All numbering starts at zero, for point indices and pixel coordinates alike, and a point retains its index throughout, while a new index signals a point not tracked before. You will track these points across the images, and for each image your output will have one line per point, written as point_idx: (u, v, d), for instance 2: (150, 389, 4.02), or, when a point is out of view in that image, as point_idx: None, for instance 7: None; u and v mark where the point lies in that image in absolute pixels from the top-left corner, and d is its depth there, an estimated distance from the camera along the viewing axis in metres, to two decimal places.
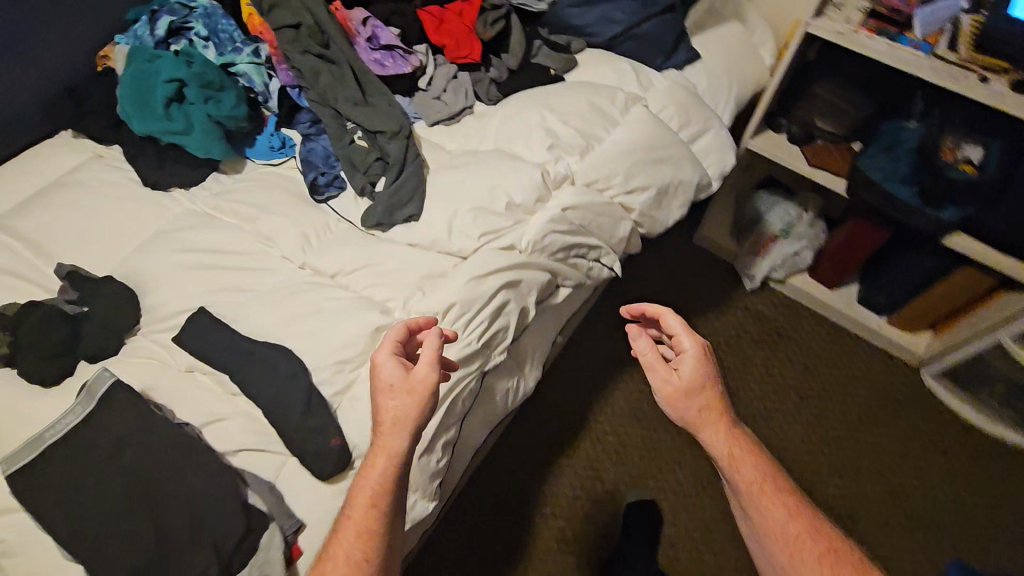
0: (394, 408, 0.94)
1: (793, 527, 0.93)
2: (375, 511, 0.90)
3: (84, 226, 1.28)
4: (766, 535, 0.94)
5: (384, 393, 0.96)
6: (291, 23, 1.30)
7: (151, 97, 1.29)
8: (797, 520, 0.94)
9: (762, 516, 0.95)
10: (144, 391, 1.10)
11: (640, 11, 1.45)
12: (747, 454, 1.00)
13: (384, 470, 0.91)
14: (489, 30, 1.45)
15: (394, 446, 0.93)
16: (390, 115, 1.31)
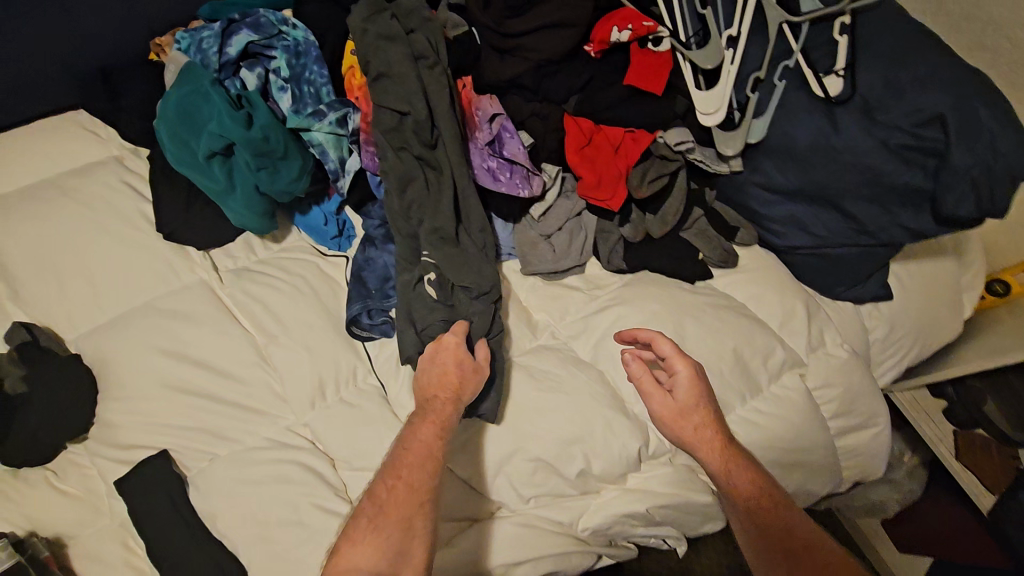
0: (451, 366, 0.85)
1: (804, 548, 0.75)
2: (422, 468, 0.77)
3: (69, 267, 1.01)
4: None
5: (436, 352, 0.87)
6: (400, 111, 0.95)
7: (195, 139, 0.96)
8: (815, 546, 0.75)
9: (767, 541, 0.77)
10: (62, 542, 0.86)
11: (847, 236, 1.07)
12: (751, 482, 0.82)
13: (426, 430, 0.80)
14: (645, 187, 1.07)
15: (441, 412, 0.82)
16: (479, 274, 0.97)
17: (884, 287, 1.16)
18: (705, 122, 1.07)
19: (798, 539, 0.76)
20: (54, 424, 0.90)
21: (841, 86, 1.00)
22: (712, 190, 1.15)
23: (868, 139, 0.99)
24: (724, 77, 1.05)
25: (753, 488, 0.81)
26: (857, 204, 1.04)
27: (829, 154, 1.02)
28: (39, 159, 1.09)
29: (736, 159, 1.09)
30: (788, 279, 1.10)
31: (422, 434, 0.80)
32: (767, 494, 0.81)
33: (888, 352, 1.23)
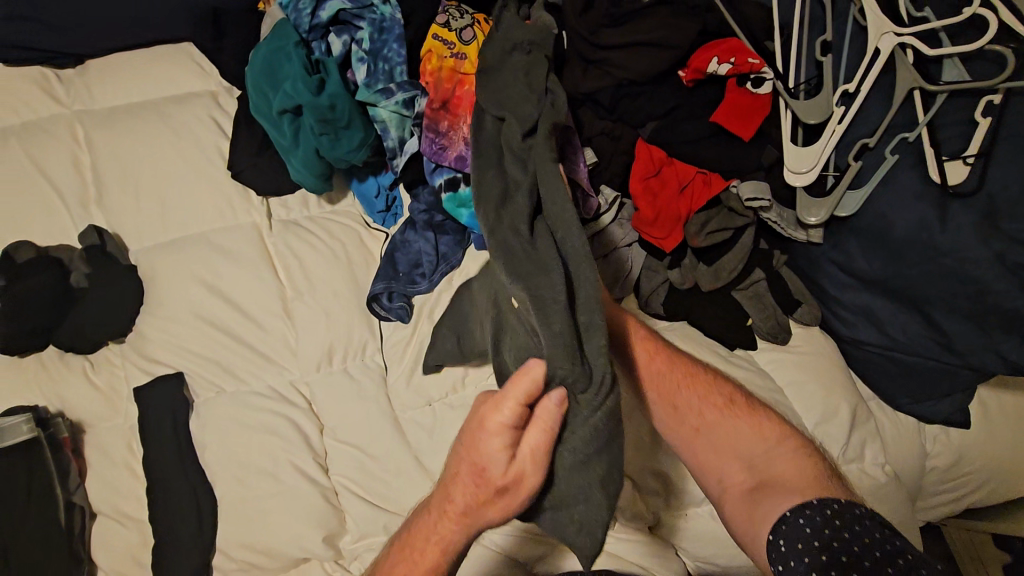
0: (490, 452, 0.66)
1: (708, 401, 0.81)
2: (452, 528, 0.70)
3: (148, 186, 1.10)
4: (700, 447, 0.79)
5: (479, 429, 0.66)
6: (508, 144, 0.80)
7: (273, 92, 1.01)
8: (718, 398, 0.82)
9: (672, 407, 0.81)
10: (80, 428, 0.96)
11: (925, 347, 0.93)
12: (645, 354, 0.84)
13: (459, 503, 0.69)
14: (702, 236, 0.99)
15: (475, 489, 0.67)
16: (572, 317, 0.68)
17: (960, 413, 1.00)
18: (790, 180, 0.96)
19: (700, 394, 0.82)
20: (100, 324, 1.00)
21: (966, 175, 0.86)
22: (782, 254, 1.03)
23: (980, 248, 0.84)
24: (825, 137, 0.93)
25: (656, 364, 0.84)
26: (948, 317, 0.89)
27: (927, 252, 0.88)
28: (148, 81, 1.19)
29: (817, 229, 0.97)
30: (842, 375, 0.97)
31: (447, 528, 0.70)
32: (663, 358, 0.85)
33: (947, 485, 1.06)
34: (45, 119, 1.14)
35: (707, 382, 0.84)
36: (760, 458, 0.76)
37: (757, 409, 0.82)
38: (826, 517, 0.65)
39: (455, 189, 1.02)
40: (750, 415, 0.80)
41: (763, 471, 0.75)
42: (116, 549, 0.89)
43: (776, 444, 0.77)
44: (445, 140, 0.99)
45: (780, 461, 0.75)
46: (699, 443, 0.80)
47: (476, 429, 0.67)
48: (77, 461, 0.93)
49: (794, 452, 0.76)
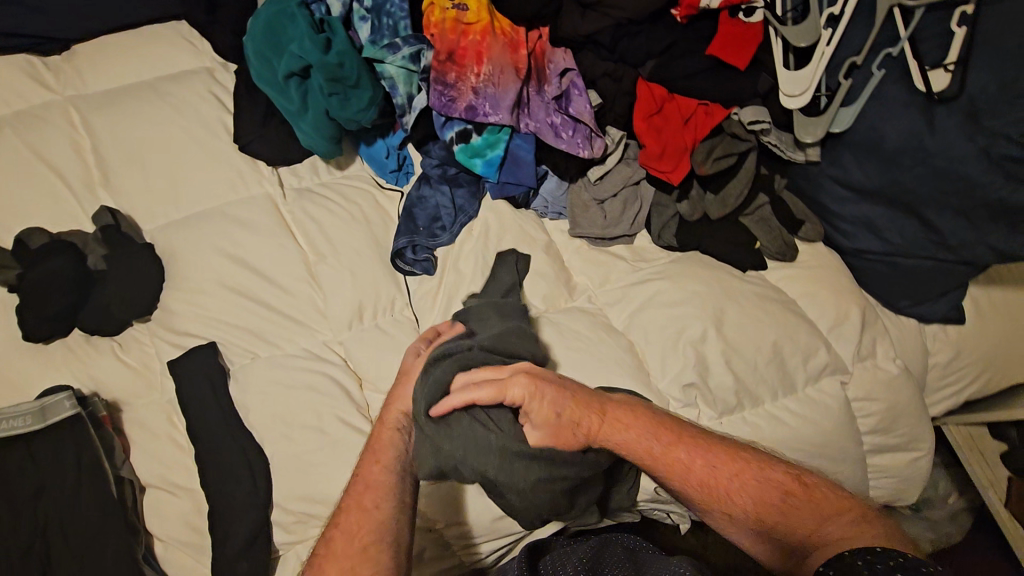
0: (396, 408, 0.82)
1: (722, 466, 0.73)
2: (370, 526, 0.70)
3: (155, 164, 1.10)
4: (726, 516, 0.72)
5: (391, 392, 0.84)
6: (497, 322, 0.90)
7: (278, 59, 1.03)
8: (730, 460, 0.74)
9: (682, 474, 0.73)
10: (117, 405, 0.96)
11: (921, 246, 1.00)
12: (625, 429, 0.76)
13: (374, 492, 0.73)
14: (708, 164, 1.04)
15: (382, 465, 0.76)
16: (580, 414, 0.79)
17: (956, 308, 1.08)
18: (789, 105, 1.01)
19: (708, 477, 0.73)
20: (124, 300, 0.99)
21: (947, 82, 0.90)
22: (781, 179, 1.09)
23: (966, 144, 0.90)
24: (815, 59, 0.97)
25: (658, 454, 0.74)
26: (940, 214, 0.96)
27: (918, 155, 0.94)
28: (139, 62, 1.17)
29: (814, 147, 1.03)
30: (848, 282, 1.04)
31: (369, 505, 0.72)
32: (657, 425, 0.76)
33: (947, 382, 1.14)
34: (37, 107, 1.12)
35: (711, 439, 0.76)
36: (798, 528, 0.69)
37: (775, 460, 0.75)
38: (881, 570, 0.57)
39: (467, 139, 1.05)
40: (767, 471, 0.73)
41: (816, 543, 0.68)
42: (171, 517, 0.90)
43: (805, 503, 0.70)
44: (454, 91, 1.02)
45: (828, 524, 0.68)
46: (757, 542, 0.71)
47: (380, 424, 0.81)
48: (118, 437, 0.93)
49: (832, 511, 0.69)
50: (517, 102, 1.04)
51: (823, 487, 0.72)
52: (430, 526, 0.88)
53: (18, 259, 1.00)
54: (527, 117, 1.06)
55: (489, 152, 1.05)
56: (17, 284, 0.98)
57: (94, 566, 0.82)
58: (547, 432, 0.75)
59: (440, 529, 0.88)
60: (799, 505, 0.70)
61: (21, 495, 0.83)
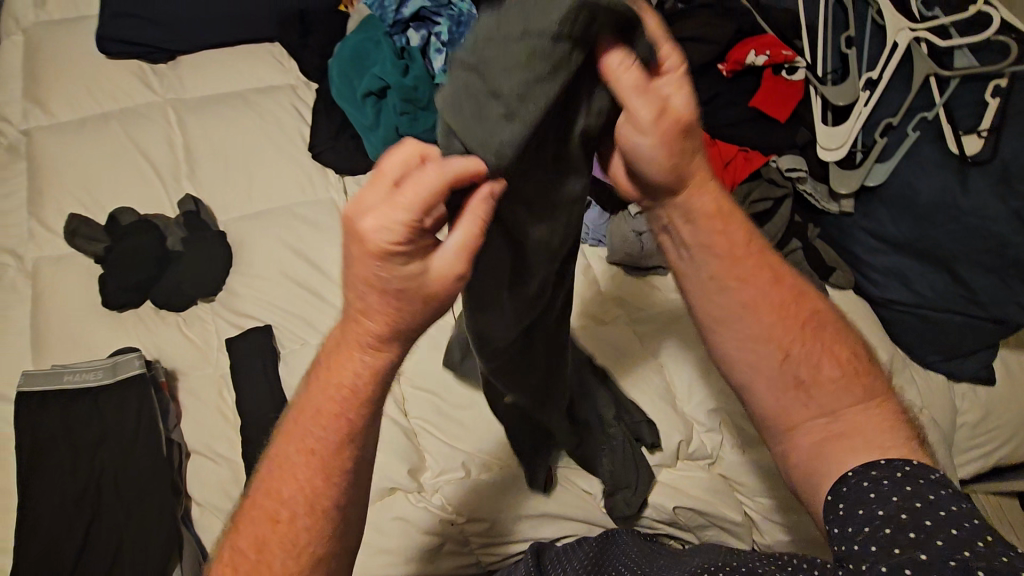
0: (380, 298, 0.46)
1: (782, 332, 0.65)
2: (325, 444, 0.52)
3: (237, 162, 1.21)
4: (749, 368, 0.66)
5: (353, 256, 0.45)
6: (534, 58, 0.42)
7: (359, 79, 1.16)
8: (790, 310, 0.66)
9: (745, 309, 0.65)
10: (174, 373, 1.03)
11: (951, 301, 1.02)
12: (714, 199, 0.63)
13: (331, 398, 0.52)
14: (747, 206, 1.10)
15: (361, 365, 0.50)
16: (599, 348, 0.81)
17: (986, 368, 1.09)
18: (824, 157, 1.08)
19: (771, 337, 0.65)
20: (195, 279, 1.09)
21: (980, 147, 0.96)
22: (814, 227, 1.15)
23: (997, 205, 0.94)
24: (852, 118, 1.05)
25: (760, 275, 0.66)
26: (971, 271, 0.99)
27: (950, 212, 0.99)
28: (233, 74, 1.32)
29: (849, 200, 1.09)
30: (875, 330, 1.07)
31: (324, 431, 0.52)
32: (740, 240, 0.65)
33: (977, 443, 1.12)
34: (142, 106, 1.26)
35: (789, 289, 0.67)
36: (840, 404, 0.63)
37: (837, 332, 0.67)
38: (898, 480, 0.54)
39: None
40: (826, 360, 0.65)
41: (840, 430, 0.62)
42: (209, 482, 0.95)
43: (851, 407, 0.63)
44: None
45: (860, 422, 0.62)
46: (792, 398, 0.65)
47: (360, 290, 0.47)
48: (173, 403, 1.00)
49: (870, 409, 0.63)
50: None
51: (876, 383, 0.65)
52: (453, 520, 0.90)
53: (109, 233, 1.11)
54: None
55: None
56: (104, 254, 1.09)
57: (137, 518, 0.87)
58: (666, 142, 0.53)
59: (458, 525, 0.90)
60: (850, 381, 0.64)
61: (83, 442, 0.90)
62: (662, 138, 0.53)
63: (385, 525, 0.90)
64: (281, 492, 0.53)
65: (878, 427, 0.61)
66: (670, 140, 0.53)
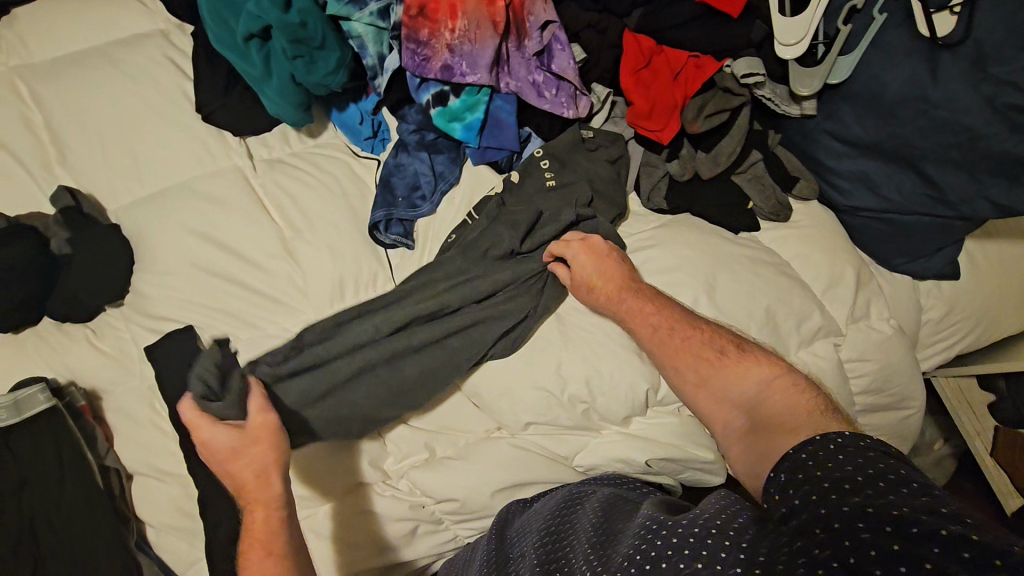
0: (230, 465, 0.70)
1: (691, 353, 0.76)
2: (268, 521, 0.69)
3: (111, 138, 1.03)
4: (673, 366, 0.77)
5: (206, 450, 0.72)
6: None
7: (235, 20, 0.98)
8: (688, 333, 0.78)
9: (679, 342, 0.77)
10: (96, 393, 0.94)
11: (919, 202, 0.96)
12: (599, 267, 0.88)
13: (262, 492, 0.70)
14: (700, 121, 0.99)
15: (226, 470, 0.71)
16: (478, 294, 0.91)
17: (951, 265, 1.05)
18: (783, 55, 0.95)
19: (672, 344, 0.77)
20: (92, 286, 0.95)
21: (953, 25, 0.85)
22: (775, 134, 1.04)
23: (970, 94, 0.85)
24: (811, 8, 0.91)
25: (652, 315, 0.81)
26: (940, 168, 0.92)
27: (919, 106, 0.89)
28: (89, 28, 1.10)
29: (811, 100, 0.98)
30: (840, 241, 1.01)
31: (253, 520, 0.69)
32: (618, 278, 0.86)
33: (940, 335, 1.12)
34: None
35: (687, 317, 0.80)
36: (737, 389, 0.71)
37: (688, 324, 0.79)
38: (832, 451, 0.57)
39: (444, 102, 1.00)
40: (689, 330, 0.78)
41: (761, 411, 0.68)
42: (159, 502, 0.89)
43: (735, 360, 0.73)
44: (428, 50, 0.96)
45: (744, 384, 0.71)
46: (701, 396, 0.74)
47: (209, 454, 0.72)
48: (100, 427, 0.92)
49: (774, 389, 0.69)
50: (496, 60, 0.99)
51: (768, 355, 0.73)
52: (422, 503, 0.89)
53: None
54: (507, 76, 1.01)
55: (468, 115, 1.00)
56: None
57: (84, 555, 0.81)
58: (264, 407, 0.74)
59: (431, 507, 0.89)
60: (728, 372, 0.73)
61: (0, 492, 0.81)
62: (223, 433, 0.71)
63: (354, 519, 0.87)
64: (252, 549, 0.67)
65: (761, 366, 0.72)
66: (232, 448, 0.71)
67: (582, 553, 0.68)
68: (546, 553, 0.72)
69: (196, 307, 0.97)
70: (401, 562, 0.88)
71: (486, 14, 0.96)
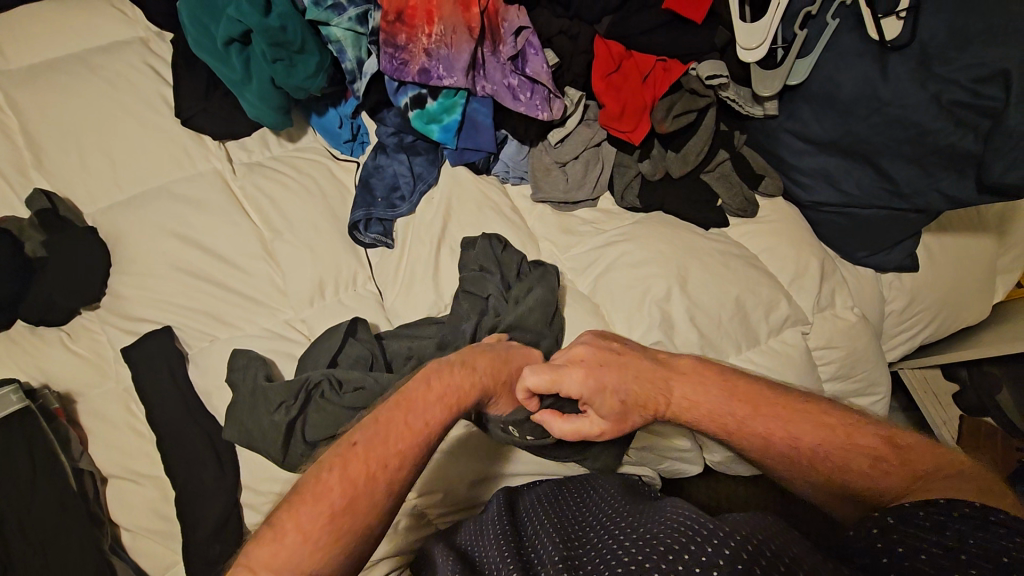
0: (483, 359, 0.77)
1: (810, 433, 0.68)
2: (421, 436, 0.63)
3: (88, 142, 1.04)
4: (790, 462, 0.69)
5: (481, 353, 0.79)
6: None
7: (214, 25, 1.00)
8: (797, 418, 0.69)
9: (790, 424, 0.69)
10: (69, 396, 0.92)
11: (878, 197, 1.01)
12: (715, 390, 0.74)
13: (436, 410, 0.66)
14: (669, 121, 1.03)
15: (493, 358, 0.78)
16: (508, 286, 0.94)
17: (911, 257, 1.10)
18: (745, 58, 1.00)
19: (785, 417, 0.70)
20: (68, 288, 0.95)
21: (899, 29, 0.90)
22: (740, 134, 1.09)
23: (919, 92, 0.91)
24: (770, 11, 0.96)
25: (761, 408, 0.71)
26: (894, 163, 0.97)
27: (872, 104, 0.94)
28: (66, 35, 1.11)
29: (772, 101, 1.03)
30: (805, 234, 1.05)
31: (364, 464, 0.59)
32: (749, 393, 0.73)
33: (902, 326, 1.17)
34: None
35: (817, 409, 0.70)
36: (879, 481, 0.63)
37: (795, 404, 0.71)
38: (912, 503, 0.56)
39: (422, 105, 1.03)
40: (801, 411, 0.70)
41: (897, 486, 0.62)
42: (136, 504, 0.88)
43: (840, 431, 0.67)
44: (406, 54, 0.99)
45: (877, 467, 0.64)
46: (826, 483, 0.66)
47: (502, 364, 0.77)
48: (75, 429, 0.90)
49: (929, 468, 0.61)
50: (472, 64, 1.02)
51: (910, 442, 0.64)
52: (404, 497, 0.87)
53: None
54: (483, 79, 1.04)
55: (446, 117, 1.03)
56: None
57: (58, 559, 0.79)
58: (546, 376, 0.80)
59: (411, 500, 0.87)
60: (865, 462, 0.64)
61: None
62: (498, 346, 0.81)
63: None
64: (354, 464, 0.59)
65: (865, 433, 0.66)
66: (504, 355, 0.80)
67: (609, 537, 0.64)
68: (561, 531, 0.69)
69: (179, 303, 0.97)
70: (383, 559, 0.86)
71: (461, 20, 0.99)
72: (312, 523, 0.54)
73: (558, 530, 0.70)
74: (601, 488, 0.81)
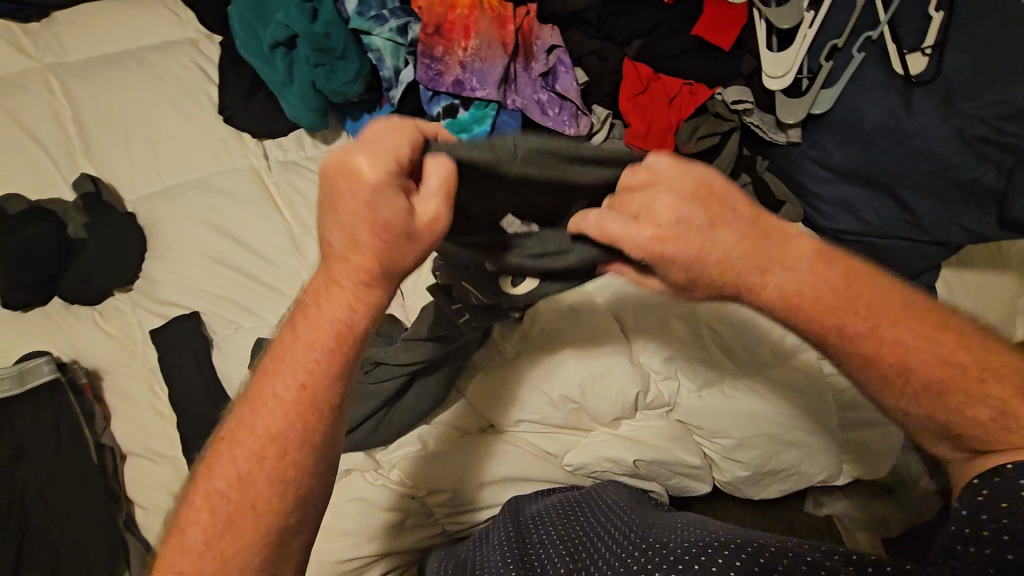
0: (356, 226, 0.50)
1: (906, 319, 0.55)
2: (304, 400, 0.52)
3: (134, 133, 1.09)
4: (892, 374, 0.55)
5: (348, 191, 0.49)
6: None
7: (263, 30, 1.06)
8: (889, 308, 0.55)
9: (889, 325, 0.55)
10: (96, 373, 0.96)
11: None
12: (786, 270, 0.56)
13: (309, 356, 0.52)
14: (692, 143, 1.05)
15: (369, 208, 0.49)
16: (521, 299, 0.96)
17: None
18: (770, 87, 1.03)
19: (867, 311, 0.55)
20: (105, 269, 0.99)
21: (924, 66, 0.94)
22: (763, 161, 1.11)
23: (943, 126, 0.92)
24: (798, 39, 1.01)
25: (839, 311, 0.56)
26: (915, 195, 0.97)
27: (896, 136, 0.96)
28: (122, 32, 1.18)
29: (796, 129, 1.05)
30: None
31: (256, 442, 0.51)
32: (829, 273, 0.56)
33: None
34: (17, 74, 1.11)
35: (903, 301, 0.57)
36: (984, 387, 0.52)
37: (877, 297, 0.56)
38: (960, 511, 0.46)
39: (454, 114, 1.05)
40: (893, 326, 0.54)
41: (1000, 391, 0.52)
42: (152, 482, 0.90)
43: (949, 344, 0.54)
44: (441, 65, 1.04)
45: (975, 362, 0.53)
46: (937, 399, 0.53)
47: (371, 224, 0.49)
48: (100, 405, 0.93)
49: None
50: (504, 78, 1.06)
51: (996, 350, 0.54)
52: (413, 494, 0.88)
53: None
54: (514, 93, 1.07)
55: (476, 127, 1.05)
56: None
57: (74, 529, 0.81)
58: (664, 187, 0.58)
59: (419, 498, 0.88)
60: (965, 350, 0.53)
61: None
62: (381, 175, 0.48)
63: (345, 505, 0.88)
64: (243, 443, 0.51)
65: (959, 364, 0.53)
66: (403, 212, 0.50)
67: (620, 549, 0.62)
68: (567, 546, 0.67)
69: (204, 292, 1.00)
70: (389, 555, 0.87)
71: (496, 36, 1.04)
72: (207, 534, 0.49)
73: (563, 545, 0.67)
74: (609, 503, 0.78)
